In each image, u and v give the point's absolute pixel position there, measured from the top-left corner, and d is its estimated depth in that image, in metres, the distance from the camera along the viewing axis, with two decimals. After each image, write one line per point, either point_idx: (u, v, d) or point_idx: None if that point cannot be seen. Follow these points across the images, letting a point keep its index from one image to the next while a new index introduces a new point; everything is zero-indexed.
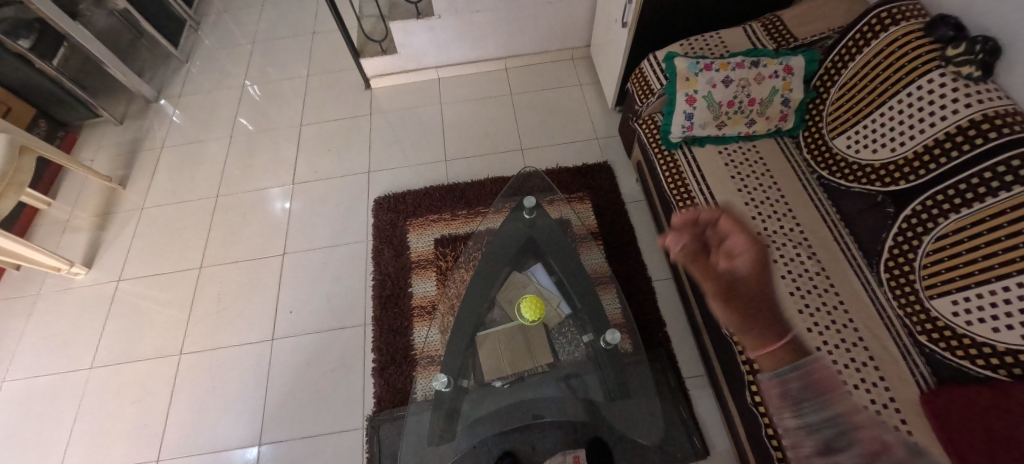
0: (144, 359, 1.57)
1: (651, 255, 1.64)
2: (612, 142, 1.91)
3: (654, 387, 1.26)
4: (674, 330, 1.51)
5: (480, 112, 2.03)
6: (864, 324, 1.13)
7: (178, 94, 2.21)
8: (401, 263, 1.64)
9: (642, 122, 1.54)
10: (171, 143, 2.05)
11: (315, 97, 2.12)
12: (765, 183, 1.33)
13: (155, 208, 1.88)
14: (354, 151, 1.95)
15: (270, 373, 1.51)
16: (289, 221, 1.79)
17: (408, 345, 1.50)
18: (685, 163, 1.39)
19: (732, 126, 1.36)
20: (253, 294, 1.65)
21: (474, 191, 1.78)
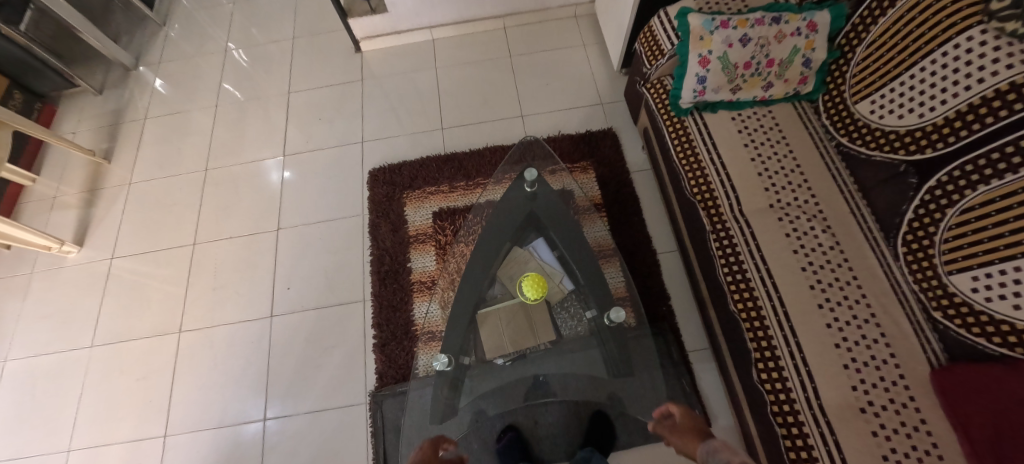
0: (144, 337, 1.56)
1: (656, 227, 1.59)
2: (617, 107, 1.81)
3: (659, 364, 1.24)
4: (679, 304, 1.48)
5: (477, 76, 1.92)
6: (877, 299, 1.09)
7: (158, 60, 2.09)
8: (399, 237, 1.60)
9: (650, 86, 1.44)
10: (155, 113, 1.96)
11: (303, 62, 2.00)
12: (779, 151, 1.25)
13: (143, 183, 1.81)
14: (345, 120, 1.86)
15: (271, 350, 1.50)
16: (281, 195, 1.73)
17: (409, 322, 1.48)
18: (696, 130, 1.30)
19: (748, 89, 1.27)
20: (249, 272, 1.61)
21: (472, 161, 1.70)
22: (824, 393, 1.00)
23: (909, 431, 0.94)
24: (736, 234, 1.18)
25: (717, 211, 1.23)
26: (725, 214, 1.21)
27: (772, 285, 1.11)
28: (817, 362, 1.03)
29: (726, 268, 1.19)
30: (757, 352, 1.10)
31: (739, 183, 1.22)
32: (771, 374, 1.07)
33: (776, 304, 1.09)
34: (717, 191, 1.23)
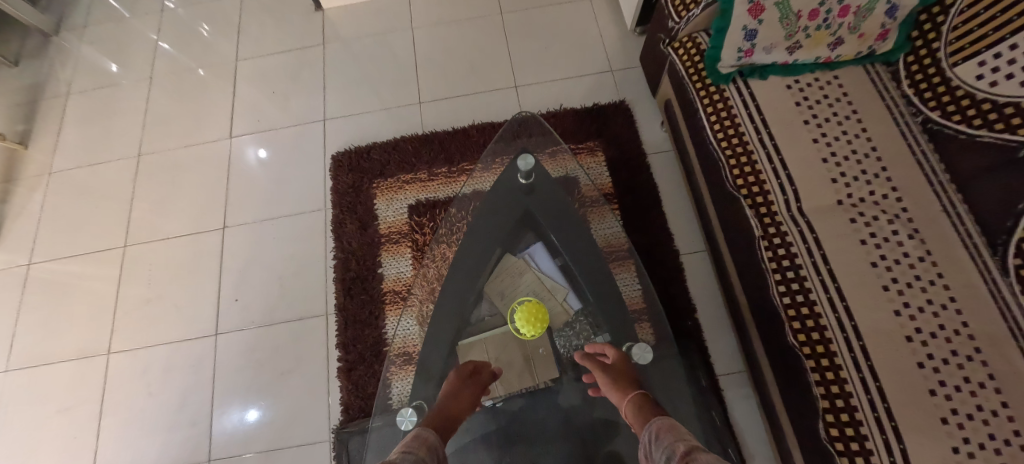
0: (67, 359, 1.31)
1: (678, 221, 1.31)
2: (630, 74, 1.50)
3: (694, 403, 0.95)
4: (706, 316, 1.22)
5: (462, 38, 1.60)
6: (982, 328, 0.80)
7: (83, 23, 1.76)
8: (368, 237, 1.32)
9: (677, 45, 1.13)
10: (79, 87, 1.64)
11: (254, 24, 1.68)
12: (849, 130, 0.95)
13: (66, 172, 1.52)
14: (304, 94, 1.55)
15: (215, 375, 1.26)
16: (227, 186, 1.45)
17: (380, 340, 1.23)
18: (739, 102, 1.00)
19: (810, 48, 0.97)
20: (191, 279, 1.35)
21: (456, 143, 1.41)
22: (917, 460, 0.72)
23: None
24: (794, 240, 0.90)
25: (769, 210, 0.93)
26: (779, 213, 0.93)
27: (844, 311, 0.83)
28: (907, 417, 0.75)
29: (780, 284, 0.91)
30: (825, 399, 0.82)
31: (799, 172, 0.93)
32: (845, 430, 0.79)
33: (849, 335, 0.82)
34: (768, 183, 0.94)
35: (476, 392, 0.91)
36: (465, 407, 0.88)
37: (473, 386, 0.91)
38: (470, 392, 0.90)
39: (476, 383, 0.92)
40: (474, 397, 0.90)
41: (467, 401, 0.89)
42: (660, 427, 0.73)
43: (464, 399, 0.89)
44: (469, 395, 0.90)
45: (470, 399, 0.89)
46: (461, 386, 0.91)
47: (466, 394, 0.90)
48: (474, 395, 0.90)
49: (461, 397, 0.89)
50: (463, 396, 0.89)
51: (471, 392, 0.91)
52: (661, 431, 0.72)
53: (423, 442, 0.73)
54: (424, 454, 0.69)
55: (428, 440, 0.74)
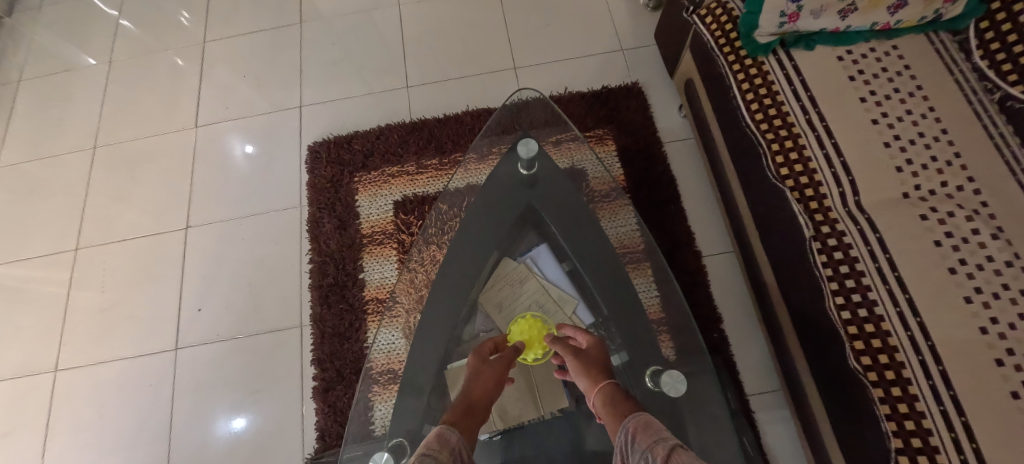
0: (10, 377, 1.16)
1: (700, 218, 1.15)
2: (644, 53, 1.34)
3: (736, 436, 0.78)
4: (734, 327, 1.07)
5: (454, 15, 1.44)
6: None
7: (38, 2, 1.59)
8: (347, 237, 1.17)
9: (705, 12, 0.97)
10: (31, 72, 1.48)
11: (225, 1, 1.51)
12: (914, 109, 0.80)
13: (14, 166, 1.36)
14: (280, 77, 1.39)
15: (175, 395, 1.11)
16: (193, 179, 1.29)
17: (361, 355, 1.08)
18: (780, 78, 0.85)
19: (866, 12, 0.82)
20: (150, 285, 1.20)
21: (448, 131, 1.25)
22: None
23: None
24: (851, 240, 0.75)
25: (819, 204, 0.79)
26: (832, 208, 0.78)
27: (918, 330, 0.67)
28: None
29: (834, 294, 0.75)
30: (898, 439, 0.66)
31: (856, 159, 0.78)
32: None
33: (925, 359, 0.66)
34: (818, 172, 0.79)
35: (502, 366, 0.74)
36: (492, 385, 0.71)
37: (497, 361, 0.75)
38: (493, 368, 0.73)
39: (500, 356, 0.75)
40: (502, 373, 0.73)
41: (493, 377, 0.72)
42: (636, 425, 0.55)
43: (488, 376, 0.72)
44: (494, 371, 0.73)
45: (497, 375, 0.73)
46: (482, 364, 0.75)
47: (490, 370, 0.73)
48: (500, 370, 0.73)
49: (484, 376, 0.72)
50: (487, 373, 0.73)
51: (496, 367, 0.74)
52: (638, 431, 0.54)
53: (444, 443, 0.58)
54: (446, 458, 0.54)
55: (452, 439, 0.58)
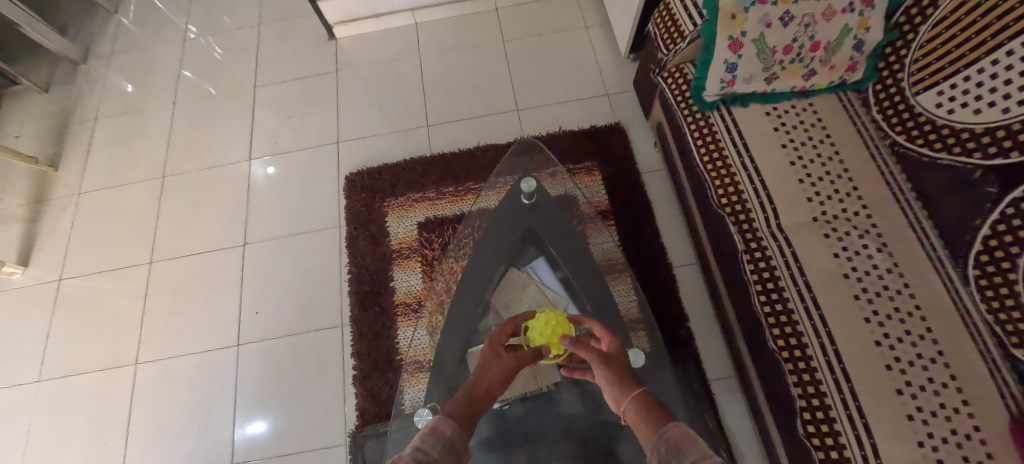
0: (95, 369, 1.38)
1: (672, 236, 1.39)
2: (625, 97, 1.60)
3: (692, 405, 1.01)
4: (698, 325, 1.30)
5: (466, 65, 1.70)
6: (944, 332, 0.90)
7: (110, 52, 1.87)
8: (380, 252, 1.41)
9: (668, 74, 1.23)
10: (106, 112, 1.74)
11: (271, 52, 1.79)
12: (824, 153, 1.05)
13: (95, 192, 1.62)
14: (319, 117, 1.65)
15: (238, 383, 1.33)
16: (248, 203, 1.54)
17: (392, 350, 1.31)
18: (723, 128, 1.10)
19: (786, 78, 1.07)
20: (213, 292, 1.43)
21: (462, 163, 1.50)
22: (886, 451, 0.81)
23: None
24: (774, 254, 0.99)
25: (751, 227, 1.03)
26: (760, 231, 1.02)
27: (819, 319, 0.92)
28: (875, 412, 0.84)
29: (761, 295, 1.00)
30: (802, 400, 0.91)
31: (779, 192, 1.02)
32: (820, 428, 0.88)
33: (825, 341, 0.91)
34: (750, 202, 1.04)
35: (509, 365, 0.82)
36: (496, 381, 0.80)
37: (507, 358, 0.83)
38: (500, 364, 0.82)
39: (510, 356, 0.83)
40: (508, 371, 0.82)
41: (498, 373, 0.81)
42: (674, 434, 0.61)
43: (494, 373, 0.81)
44: (500, 367, 0.82)
45: (503, 372, 0.82)
46: (494, 359, 0.83)
47: (497, 367, 0.82)
48: (507, 368, 0.82)
49: (491, 373, 0.81)
50: (494, 369, 0.82)
51: (504, 364, 0.82)
52: (675, 438, 0.59)
53: (437, 434, 0.64)
54: (436, 450, 0.60)
55: (444, 431, 0.65)
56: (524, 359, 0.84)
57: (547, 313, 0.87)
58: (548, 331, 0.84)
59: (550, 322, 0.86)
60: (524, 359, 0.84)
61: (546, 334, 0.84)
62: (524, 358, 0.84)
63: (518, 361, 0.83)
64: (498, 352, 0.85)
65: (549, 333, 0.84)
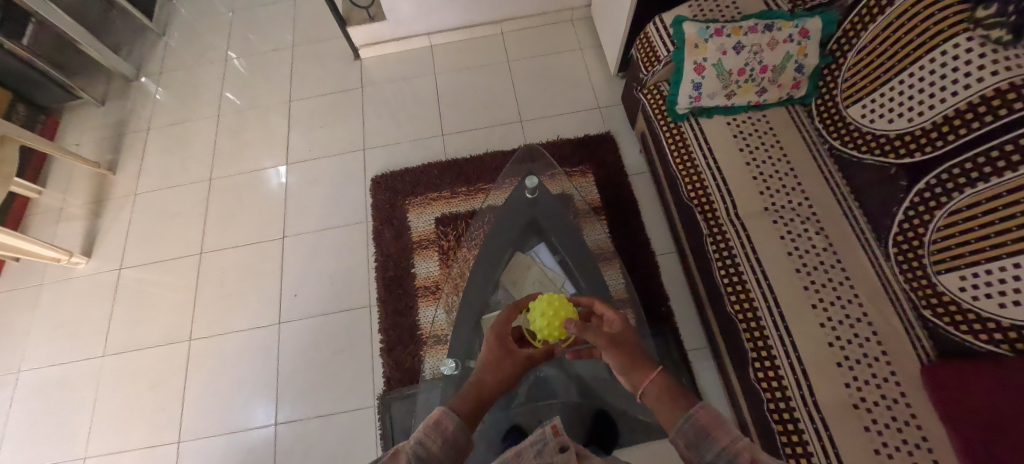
0: (153, 345, 1.58)
1: (655, 229, 1.62)
2: (615, 110, 1.84)
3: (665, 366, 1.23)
4: (677, 304, 1.51)
5: (475, 82, 1.94)
6: (870, 299, 1.13)
7: (159, 70, 2.11)
8: (403, 244, 1.63)
9: (647, 92, 1.48)
10: (157, 123, 1.97)
11: (303, 71, 2.03)
12: (773, 156, 1.29)
13: (149, 193, 1.83)
14: (347, 128, 1.88)
15: (280, 356, 1.53)
16: (286, 202, 1.76)
17: (414, 326, 1.51)
18: (692, 135, 1.34)
19: (742, 95, 1.32)
20: (256, 278, 1.65)
21: (474, 167, 1.73)
22: (819, 390, 1.03)
23: (901, 426, 0.97)
24: (732, 237, 1.22)
25: (714, 215, 1.27)
26: (722, 219, 1.25)
27: (767, 287, 1.15)
28: (811, 361, 1.06)
29: (723, 270, 1.23)
30: (754, 351, 1.14)
31: (736, 187, 1.26)
32: (768, 373, 1.10)
33: (772, 304, 1.13)
34: (713, 195, 1.27)
35: (520, 365, 0.88)
36: (505, 377, 0.85)
37: (520, 358, 0.88)
38: (511, 363, 0.87)
39: (523, 356, 0.88)
40: (517, 370, 0.87)
41: (507, 373, 0.86)
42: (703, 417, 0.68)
43: (503, 371, 0.85)
44: (510, 367, 0.86)
45: (512, 370, 0.87)
46: (507, 356, 0.87)
47: (508, 365, 0.86)
48: (518, 367, 0.87)
49: (501, 369, 0.86)
50: (504, 366, 0.86)
51: (514, 363, 0.87)
52: (705, 424, 0.67)
53: (441, 431, 0.66)
54: (436, 449, 0.63)
55: (448, 427, 0.67)
56: (535, 360, 0.91)
57: (548, 296, 0.90)
58: (548, 312, 0.87)
59: (550, 306, 0.89)
60: (534, 360, 0.90)
61: (545, 317, 0.87)
62: (535, 358, 0.90)
63: (529, 361, 0.89)
64: (510, 348, 0.89)
65: (549, 316, 0.87)
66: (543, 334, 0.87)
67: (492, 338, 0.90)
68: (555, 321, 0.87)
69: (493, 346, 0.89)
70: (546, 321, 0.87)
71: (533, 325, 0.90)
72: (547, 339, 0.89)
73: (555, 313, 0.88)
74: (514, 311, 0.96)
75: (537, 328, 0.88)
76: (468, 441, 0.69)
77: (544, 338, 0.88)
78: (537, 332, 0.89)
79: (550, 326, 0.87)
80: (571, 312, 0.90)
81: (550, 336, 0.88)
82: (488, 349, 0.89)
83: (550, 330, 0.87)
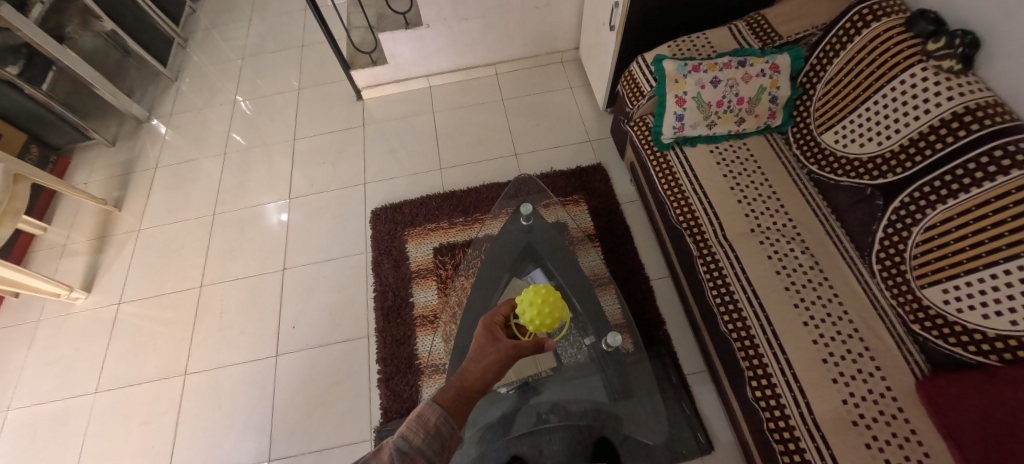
0: (148, 381, 1.56)
1: (648, 255, 1.66)
2: (605, 143, 1.93)
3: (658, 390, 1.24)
4: (674, 327, 1.53)
5: (471, 119, 2.05)
6: (859, 315, 1.15)
7: (169, 113, 2.21)
8: (402, 273, 1.66)
9: (634, 124, 1.57)
10: (165, 162, 2.05)
11: (307, 111, 2.13)
12: (756, 180, 1.36)
13: (153, 228, 1.87)
14: (348, 163, 1.96)
15: (276, 389, 1.51)
16: (287, 234, 1.80)
17: (413, 355, 1.51)
18: (678, 163, 1.42)
19: (723, 125, 1.40)
20: (255, 311, 1.65)
21: (471, 198, 1.79)
22: (817, 407, 1.03)
23: (901, 442, 0.97)
24: (721, 257, 1.27)
25: (703, 237, 1.31)
26: (711, 241, 1.30)
27: (758, 306, 1.18)
28: (807, 377, 1.07)
29: (714, 289, 1.25)
30: (750, 370, 1.14)
31: (722, 210, 1.32)
32: (765, 391, 1.10)
33: (764, 323, 1.15)
34: (701, 218, 1.33)
35: (505, 354, 0.78)
36: (490, 365, 0.75)
37: (505, 345, 0.79)
38: (497, 351, 0.78)
39: (510, 343, 0.79)
40: (504, 359, 0.77)
41: (493, 359, 0.76)
42: None
43: (488, 358, 0.76)
44: (495, 355, 0.77)
45: (498, 359, 0.77)
46: (492, 344, 0.80)
47: (494, 352, 0.78)
48: (504, 355, 0.77)
49: (486, 357, 0.77)
50: (490, 353, 0.77)
51: (500, 350, 0.78)
52: None
53: (424, 425, 0.66)
54: (419, 443, 0.63)
55: (431, 420, 0.66)
56: (523, 350, 0.80)
57: (535, 286, 0.92)
58: (537, 300, 0.88)
59: (538, 295, 0.90)
60: (523, 351, 0.81)
61: (535, 305, 0.88)
62: (523, 349, 0.80)
63: (516, 351, 0.79)
64: (497, 337, 0.82)
65: (538, 304, 0.88)
66: (534, 322, 0.87)
67: (481, 330, 0.85)
68: (545, 308, 0.87)
69: (480, 337, 0.83)
70: (536, 310, 0.87)
71: (522, 316, 0.89)
72: (537, 329, 0.88)
73: (544, 301, 0.88)
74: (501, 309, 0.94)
75: (527, 318, 0.88)
76: (458, 434, 0.68)
77: (536, 327, 0.88)
78: (528, 322, 0.88)
79: (540, 313, 0.87)
80: (559, 301, 0.92)
81: (542, 324, 0.88)
82: (476, 338, 0.83)
83: (541, 319, 0.87)
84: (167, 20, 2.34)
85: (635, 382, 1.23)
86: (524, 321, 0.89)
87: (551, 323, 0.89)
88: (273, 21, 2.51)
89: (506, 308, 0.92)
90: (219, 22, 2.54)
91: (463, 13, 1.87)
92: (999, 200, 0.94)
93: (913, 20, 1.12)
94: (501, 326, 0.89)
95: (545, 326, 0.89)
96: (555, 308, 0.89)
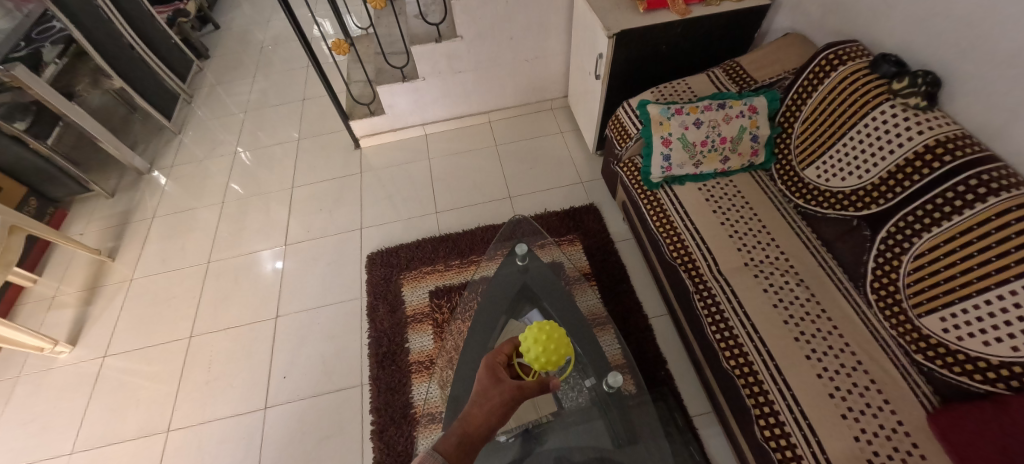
0: (128, 439, 1.48)
1: (646, 293, 1.65)
2: (596, 184, 1.98)
3: (663, 435, 1.19)
4: (675, 367, 1.49)
5: (466, 164, 2.10)
6: (861, 346, 1.13)
7: (170, 165, 2.25)
8: (397, 319, 1.63)
9: (623, 165, 1.63)
10: (163, 212, 2.07)
11: (306, 160, 2.19)
12: (746, 216, 1.39)
13: (145, 278, 1.85)
14: (345, 209, 1.99)
15: (263, 445, 1.43)
16: (281, 281, 1.79)
17: (408, 404, 1.46)
18: (668, 201, 1.46)
19: (708, 164, 1.45)
20: (246, 361, 1.61)
21: (466, 240, 1.81)
22: (829, 446, 0.99)
23: None
24: (718, 292, 1.27)
25: (698, 273, 1.32)
26: (706, 276, 1.31)
27: (759, 340, 1.16)
28: (815, 414, 1.04)
29: (713, 325, 1.24)
30: (756, 408, 1.11)
31: (715, 246, 1.33)
32: (774, 430, 1.06)
33: (766, 358, 1.13)
34: (694, 253, 1.34)
35: (509, 396, 0.75)
36: (493, 409, 0.73)
37: (509, 386, 0.77)
38: (500, 392, 0.75)
39: (513, 384, 0.77)
40: (507, 403, 0.75)
41: (497, 403, 0.74)
42: None
43: (491, 401, 0.74)
44: (498, 397, 0.75)
45: (501, 402, 0.75)
46: (495, 386, 0.77)
47: (496, 396, 0.75)
48: (507, 398, 0.75)
49: (489, 400, 0.74)
50: (493, 396, 0.75)
51: (503, 393, 0.76)
52: None
53: None
54: None
55: None
56: (527, 391, 0.78)
57: (540, 323, 0.91)
58: (542, 338, 0.87)
59: (542, 333, 0.88)
60: (526, 391, 0.79)
61: (539, 343, 0.87)
62: (527, 390, 0.78)
63: (519, 392, 0.78)
64: (500, 377, 0.80)
65: (543, 341, 0.87)
66: (540, 360, 0.86)
67: (482, 371, 0.83)
68: (550, 345, 0.86)
69: (483, 377, 0.81)
70: (541, 347, 0.86)
71: (525, 355, 0.88)
72: (543, 367, 0.87)
73: (548, 338, 0.87)
74: (505, 347, 0.92)
75: (532, 356, 0.87)
76: None
77: (541, 365, 0.87)
78: (532, 360, 0.87)
79: (546, 350, 0.86)
80: (563, 338, 0.91)
81: (547, 361, 0.86)
82: (477, 380, 0.80)
83: (547, 356, 0.86)
84: (174, 77, 2.45)
85: (640, 425, 1.19)
86: (529, 359, 0.87)
87: (557, 361, 0.88)
88: (276, 77, 2.64)
89: (508, 347, 0.91)
90: (224, 79, 2.67)
91: (457, 66, 1.98)
92: (981, 226, 0.98)
93: (876, 63, 1.21)
94: (503, 365, 0.87)
95: (551, 364, 0.87)
96: (560, 345, 0.89)
